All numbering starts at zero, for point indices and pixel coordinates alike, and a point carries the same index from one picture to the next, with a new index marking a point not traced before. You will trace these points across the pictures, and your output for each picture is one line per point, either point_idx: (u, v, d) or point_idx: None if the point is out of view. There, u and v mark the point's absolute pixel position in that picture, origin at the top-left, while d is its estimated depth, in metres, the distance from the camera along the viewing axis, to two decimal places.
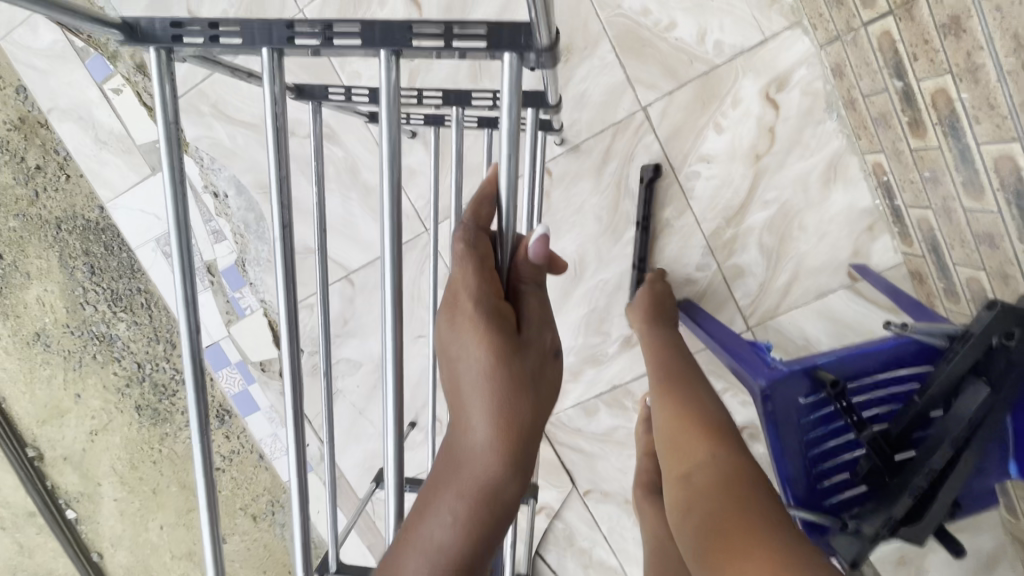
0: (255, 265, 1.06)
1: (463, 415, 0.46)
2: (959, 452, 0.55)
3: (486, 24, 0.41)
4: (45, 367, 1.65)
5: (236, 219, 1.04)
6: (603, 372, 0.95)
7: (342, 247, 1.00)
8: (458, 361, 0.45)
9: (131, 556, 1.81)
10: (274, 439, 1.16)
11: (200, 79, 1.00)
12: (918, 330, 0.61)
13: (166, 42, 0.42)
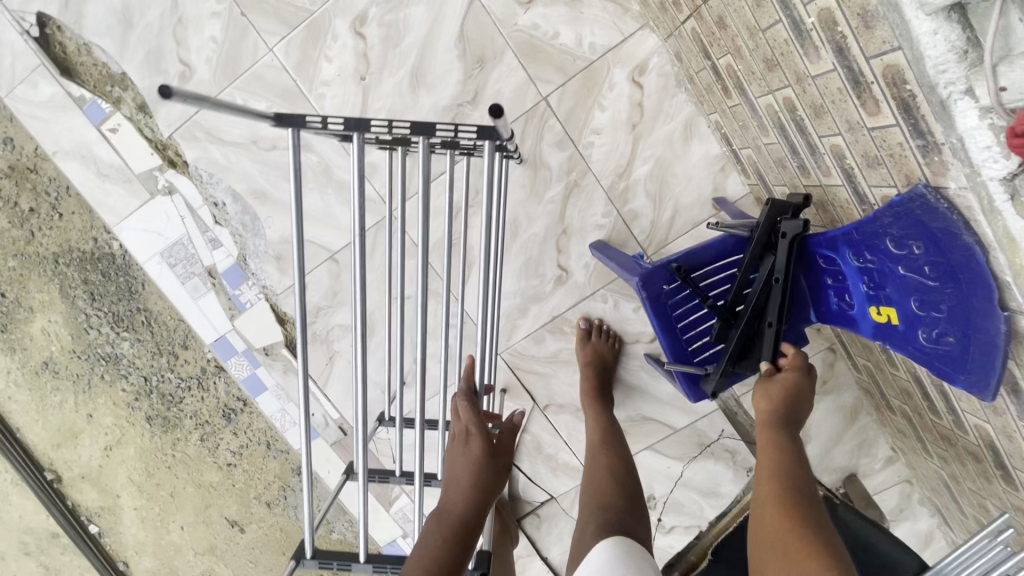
0: (255, 257, 1.25)
1: (451, 492, 0.90)
2: (770, 302, 0.75)
3: (478, 126, 0.70)
4: (55, 393, 1.79)
5: (235, 221, 1.23)
6: (544, 307, 1.16)
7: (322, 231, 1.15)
8: (460, 459, 0.92)
9: (156, 560, 1.96)
10: (283, 413, 1.35)
11: (194, 112, 1.18)
12: (728, 227, 0.80)
13: (299, 125, 0.68)
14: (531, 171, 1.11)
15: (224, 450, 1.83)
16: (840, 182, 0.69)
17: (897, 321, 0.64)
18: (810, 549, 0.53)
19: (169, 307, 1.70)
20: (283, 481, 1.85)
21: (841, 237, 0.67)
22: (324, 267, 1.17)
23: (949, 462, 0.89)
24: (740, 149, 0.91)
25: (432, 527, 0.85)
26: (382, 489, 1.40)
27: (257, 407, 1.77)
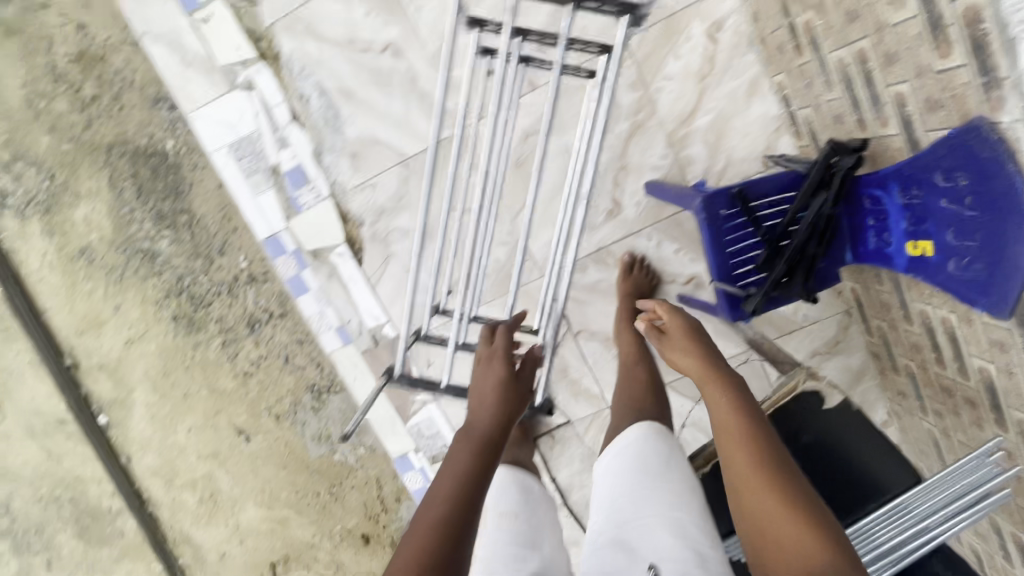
0: (331, 152, 1.31)
1: (477, 418, 0.98)
2: (816, 235, 0.83)
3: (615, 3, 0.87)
4: (87, 281, 1.84)
5: (315, 118, 1.29)
6: (594, 238, 1.26)
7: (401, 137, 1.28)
8: (484, 385, 1.03)
9: (158, 459, 2.02)
10: (320, 316, 1.41)
11: (297, 6, 1.25)
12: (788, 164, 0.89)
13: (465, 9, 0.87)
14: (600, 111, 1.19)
15: (243, 359, 1.89)
16: (894, 131, 0.80)
17: (931, 253, 0.77)
18: (806, 529, 0.72)
19: (213, 211, 1.76)
20: (296, 396, 1.91)
21: (893, 174, 0.79)
22: (396, 169, 1.31)
23: (944, 416, 1.00)
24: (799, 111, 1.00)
25: (466, 443, 0.92)
26: (402, 402, 1.48)
27: (283, 320, 1.84)
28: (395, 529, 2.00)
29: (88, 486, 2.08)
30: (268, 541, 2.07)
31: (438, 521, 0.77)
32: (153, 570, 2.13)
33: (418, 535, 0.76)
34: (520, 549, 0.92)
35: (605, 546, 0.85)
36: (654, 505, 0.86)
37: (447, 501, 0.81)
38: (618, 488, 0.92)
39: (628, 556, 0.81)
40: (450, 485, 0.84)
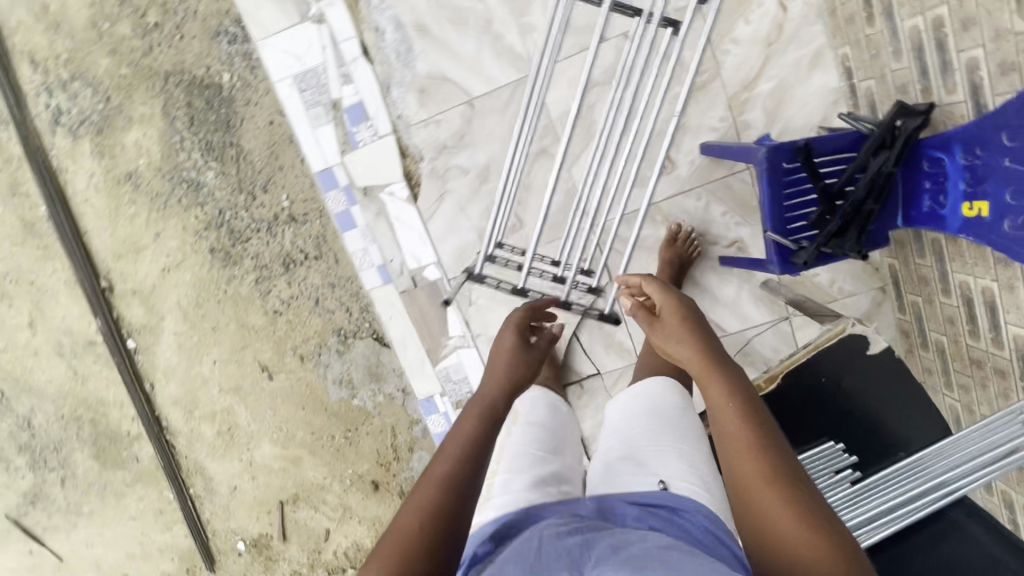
0: (400, 86, 1.34)
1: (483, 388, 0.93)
2: (873, 192, 0.86)
3: None
4: (131, 205, 1.88)
5: (387, 52, 1.33)
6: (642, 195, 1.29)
7: (470, 77, 1.30)
8: (496, 356, 1.01)
9: (181, 388, 2.07)
10: (364, 253, 1.45)
11: None
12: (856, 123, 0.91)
13: None
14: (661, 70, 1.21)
15: (274, 297, 1.92)
16: (962, 99, 0.80)
17: (986, 214, 0.77)
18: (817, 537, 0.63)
19: (260, 148, 1.79)
20: (322, 337, 1.95)
21: (960, 134, 0.79)
22: (460, 109, 1.32)
23: (970, 390, 1.03)
24: (860, 83, 1.03)
25: (472, 408, 0.87)
26: (433, 344, 1.50)
27: (317, 262, 1.88)
28: (405, 478, 2.05)
29: (108, 409, 2.12)
30: (279, 478, 2.12)
31: (443, 480, 0.74)
32: (165, 497, 2.18)
33: (422, 494, 0.72)
34: (543, 450, 0.96)
35: (619, 460, 0.90)
36: (663, 442, 0.90)
37: (455, 459, 0.77)
38: (630, 426, 0.96)
39: (638, 470, 0.86)
40: (455, 445, 0.79)
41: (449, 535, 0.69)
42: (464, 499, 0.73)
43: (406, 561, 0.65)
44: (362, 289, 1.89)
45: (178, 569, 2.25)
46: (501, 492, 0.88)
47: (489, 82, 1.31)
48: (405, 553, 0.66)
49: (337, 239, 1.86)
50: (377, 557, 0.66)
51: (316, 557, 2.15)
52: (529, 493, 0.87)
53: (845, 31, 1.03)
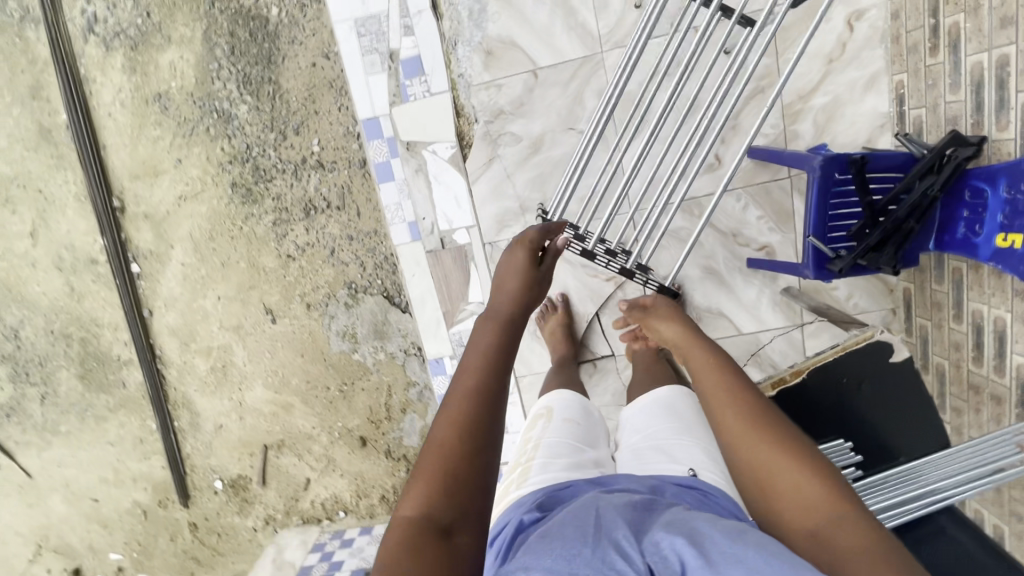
0: (466, 45, 1.34)
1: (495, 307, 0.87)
2: (915, 211, 0.91)
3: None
4: (156, 127, 1.85)
5: (459, 9, 1.32)
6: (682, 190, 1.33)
7: (537, 47, 1.31)
8: (503, 275, 0.94)
9: (180, 319, 2.04)
10: (397, 208, 1.46)
11: None
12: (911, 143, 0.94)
13: None
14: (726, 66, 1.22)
15: (290, 241, 1.91)
16: (1011, 136, 0.86)
17: (1018, 245, 0.83)
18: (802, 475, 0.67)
19: (298, 89, 1.78)
20: (332, 289, 1.94)
21: (1006, 168, 0.84)
22: (523, 77, 1.32)
23: (962, 414, 1.10)
24: (911, 111, 1.08)
25: (486, 326, 0.81)
26: (451, 306, 1.52)
27: (338, 213, 1.87)
28: (393, 439, 2.05)
29: (101, 331, 2.08)
30: (267, 423, 2.11)
31: (472, 393, 0.71)
32: (147, 427, 2.16)
33: (454, 408, 0.69)
34: (579, 442, 1.00)
35: (648, 448, 0.95)
36: (693, 439, 0.95)
37: (480, 370, 0.74)
38: (653, 423, 1.01)
39: (669, 458, 0.91)
40: (481, 359, 0.75)
41: (487, 444, 0.67)
42: (496, 408, 0.70)
43: (453, 475, 0.64)
44: (379, 245, 1.89)
45: (150, 499, 2.23)
46: (539, 472, 0.91)
47: (555, 54, 1.30)
48: (445, 469, 0.64)
49: (362, 192, 1.85)
50: (418, 480, 0.64)
51: (292, 505, 2.16)
52: (567, 475, 0.90)
53: (904, 59, 1.07)
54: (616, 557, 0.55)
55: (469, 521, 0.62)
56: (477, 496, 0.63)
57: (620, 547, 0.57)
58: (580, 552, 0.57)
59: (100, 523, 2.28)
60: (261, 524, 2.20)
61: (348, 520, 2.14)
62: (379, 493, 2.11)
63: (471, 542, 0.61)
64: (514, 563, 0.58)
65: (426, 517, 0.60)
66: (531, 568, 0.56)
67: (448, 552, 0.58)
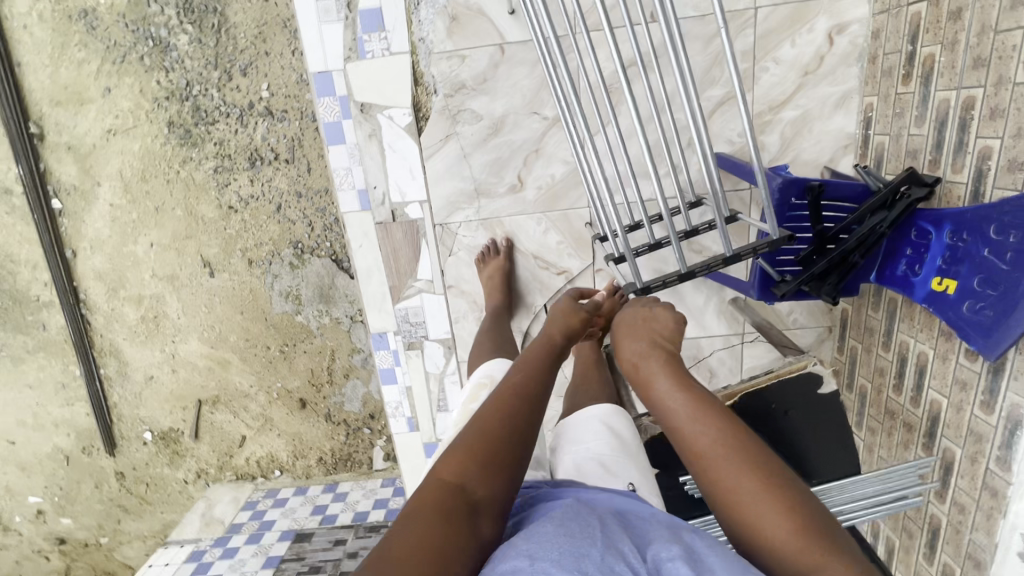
0: (430, 7, 1.22)
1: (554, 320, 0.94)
2: (861, 245, 0.91)
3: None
4: (80, 49, 1.65)
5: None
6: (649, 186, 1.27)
7: (509, 17, 1.20)
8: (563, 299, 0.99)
9: (107, 264, 1.90)
10: (346, 174, 1.37)
11: None
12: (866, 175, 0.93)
13: None
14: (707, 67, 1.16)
15: (232, 192, 1.78)
16: (963, 180, 0.86)
17: (952, 291, 0.84)
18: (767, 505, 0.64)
19: (247, 25, 1.61)
20: (276, 247, 1.83)
21: (953, 215, 0.84)
22: (490, 50, 1.23)
23: (876, 434, 1.16)
24: (875, 135, 1.06)
25: (542, 342, 0.88)
26: (397, 282, 1.46)
27: (287, 166, 1.75)
28: (334, 403, 2.02)
29: (17, 269, 1.91)
30: (201, 377, 2.03)
31: (513, 391, 0.78)
32: (70, 372, 2.04)
33: (499, 402, 0.76)
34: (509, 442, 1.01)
35: (587, 460, 0.90)
36: (633, 457, 0.93)
37: (528, 373, 0.81)
38: (591, 435, 0.95)
39: (610, 472, 0.88)
40: (537, 361, 0.84)
41: (517, 443, 0.72)
42: (534, 410, 0.76)
43: (490, 457, 0.70)
44: (330, 205, 1.79)
45: (73, 446, 2.14)
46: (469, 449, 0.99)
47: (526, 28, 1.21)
48: (482, 448, 0.70)
49: (314, 147, 1.73)
50: (457, 453, 0.70)
51: (226, 460, 2.12)
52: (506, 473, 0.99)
53: (877, 82, 1.05)
54: (623, 567, 0.54)
55: (490, 508, 0.66)
56: (501, 485, 0.69)
57: (626, 559, 0.55)
58: (588, 556, 0.55)
59: (19, 465, 2.18)
60: (193, 477, 2.15)
61: (283, 479, 2.12)
62: (317, 455, 2.09)
63: (491, 527, 0.65)
64: (517, 547, 0.57)
65: (459, 486, 0.67)
66: (537, 558, 0.54)
67: (469, 530, 0.63)
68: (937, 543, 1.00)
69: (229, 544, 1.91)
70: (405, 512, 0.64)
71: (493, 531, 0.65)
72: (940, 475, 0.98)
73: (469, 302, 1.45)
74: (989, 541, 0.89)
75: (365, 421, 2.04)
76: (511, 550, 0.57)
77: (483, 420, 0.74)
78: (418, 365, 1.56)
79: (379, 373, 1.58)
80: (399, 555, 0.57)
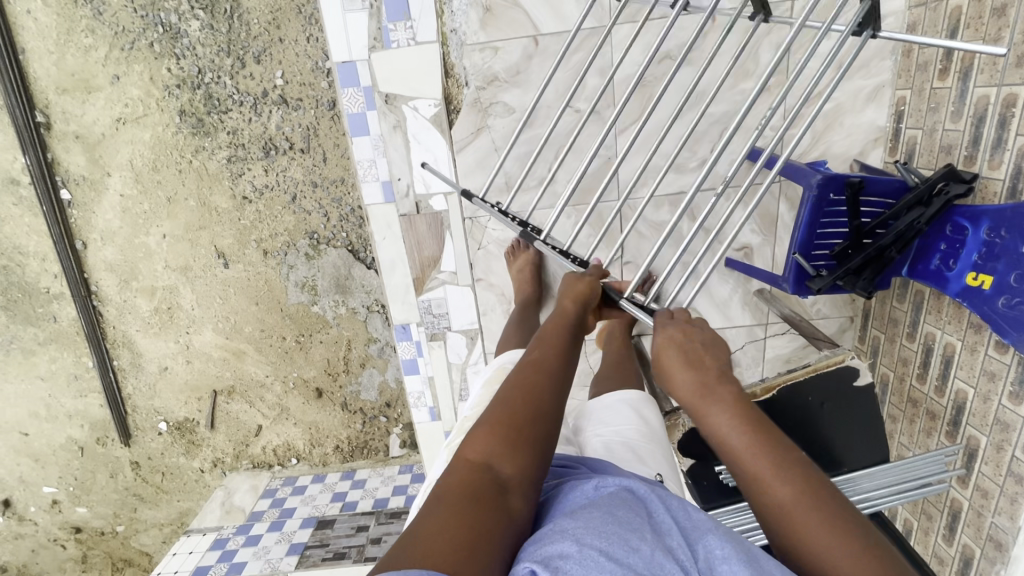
0: None
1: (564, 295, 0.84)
2: (897, 242, 0.92)
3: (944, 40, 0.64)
4: (86, 35, 1.60)
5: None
6: (680, 178, 1.26)
7: (541, 8, 1.19)
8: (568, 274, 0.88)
9: (120, 255, 1.88)
10: (370, 165, 1.35)
11: None
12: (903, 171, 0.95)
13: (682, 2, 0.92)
14: (739, 59, 1.16)
15: (246, 181, 1.75)
16: (1000, 177, 0.87)
17: (987, 287, 0.87)
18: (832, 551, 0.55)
19: (261, 10, 1.58)
20: (292, 237, 1.82)
21: (992, 212, 0.85)
22: (522, 42, 1.22)
23: (897, 421, 1.19)
24: (907, 129, 1.07)
25: (555, 317, 0.80)
26: (421, 274, 1.46)
27: (302, 156, 1.72)
28: (350, 392, 2.03)
29: (26, 261, 1.88)
30: (217, 368, 2.03)
31: (537, 364, 0.72)
32: (82, 364, 2.03)
33: (524, 377, 0.70)
34: None
35: (617, 443, 0.88)
36: (661, 449, 0.90)
37: (551, 349, 0.74)
38: (622, 420, 0.93)
39: (637, 459, 0.84)
40: (556, 335, 0.77)
41: (541, 420, 0.65)
42: (558, 386, 0.69)
43: (516, 431, 0.63)
44: (346, 195, 1.77)
45: (87, 436, 2.14)
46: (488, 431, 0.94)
47: (558, 20, 1.20)
48: (506, 423, 0.64)
49: (330, 136, 1.70)
50: (481, 432, 0.63)
51: (242, 449, 2.14)
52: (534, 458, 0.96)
53: (911, 76, 1.05)
54: (673, 565, 0.47)
55: (523, 485, 0.59)
56: (532, 464, 0.61)
57: (677, 559, 0.48)
58: (639, 550, 0.48)
59: (32, 457, 2.18)
60: (209, 466, 2.16)
61: (300, 466, 2.15)
62: (333, 443, 2.11)
63: (524, 504, 0.58)
64: (561, 530, 0.50)
65: (487, 466, 0.60)
66: (586, 544, 0.47)
67: (503, 511, 0.56)
68: (957, 525, 1.05)
69: (251, 531, 1.94)
70: (431, 497, 0.57)
71: (528, 510, 0.59)
72: (965, 462, 1.01)
73: (497, 295, 1.46)
74: (1012, 524, 0.93)
75: (381, 409, 2.06)
76: (556, 532, 0.50)
77: (506, 398, 0.67)
78: (440, 356, 1.58)
79: (402, 364, 1.59)
80: (424, 544, 0.50)
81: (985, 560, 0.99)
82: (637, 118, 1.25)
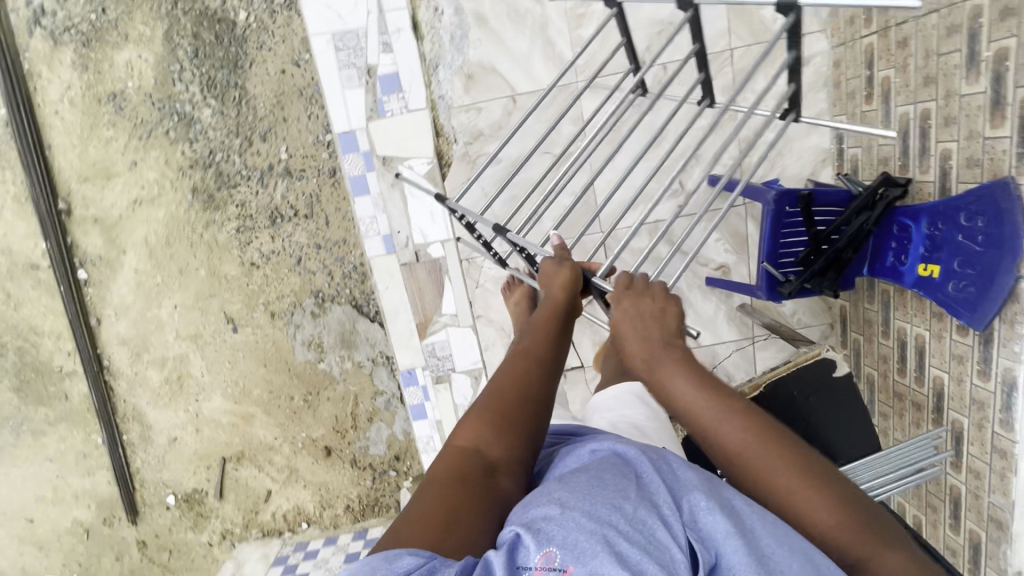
0: (447, 69, 1.37)
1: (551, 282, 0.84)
2: (853, 242, 1.03)
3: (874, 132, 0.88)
4: (109, 129, 1.77)
5: (442, 33, 1.35)
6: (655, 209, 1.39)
7: (519, 74, 1.36)
8: (551, 261, 0.88)
9: (132, 328, 1.95)
10: (372, 221, 1.47)
11: None
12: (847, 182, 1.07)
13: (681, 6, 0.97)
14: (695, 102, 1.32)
15: (253, 249, 1.87)
16: (931, 179, 1.00)
17: (937, 275, 0.97)
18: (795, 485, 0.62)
19: (266, 95, 1.76)
20: (299, 298, 1.91)
21: (927, 209, 0.98)
22: (503, 102, 1.38)
23: (888, 417, 1.25)
24: (849, 149, 1.21)
25: (547, 304, 0.81)
26: (424, 318, 1.54)
27: (306, 221, 1.85)
28: (359, 448, 2.05)
29: (40, 341, 1.95)
30: (225, 434, 2.05)
31: (522, 356, 0.74)
32: (91, 442, 2.04)
33: (512, 368, 0.73)
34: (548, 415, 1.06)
35: (623, 422, 0.94)
36: (663, 429, 0.96)
37: (536, 339, 0.76)
38: (627, 405, 1.00)
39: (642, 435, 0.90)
40: (545, 324, 0.78)
41: (521, 411, 0.68)
42: (540, 376, 0.72)
43: (503, 418, 0.68)
44: (348, 254, 1.88)
45: (93, 517, 2.11)
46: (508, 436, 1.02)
47: (533, 82, 1.37)
48: (494, 414, 0.68)
49: (331, 201, 1.84)
50: (471, 419, 0.68)
51: (251, 518, 2.11)
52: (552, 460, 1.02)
53: (842, 103, 1.21)
54: (655, 522, 0.53)
55: (512, 467, 0.66)
56: (519, 447, 0.67)
57: (661, 514, 0.54)
58: (622, 510, 0.54)
59: (36, 544, 2.13)
60: (217, 538, 2.12)
61: (311, 531, 2.11)
62: (344, 503, 2.09)
63: (514, 485, 0.65)
64: (551, 494, 0.57)
65: (475, 450, 0.66)
66: (568, 507, 0.55)
67: (492, 494, 0.63)
68: (960, 511, 1.08)
69: None
70: (427, 476, 0.65)
71: (518, 485, 0.65)
72: (953, 445, 1.06)
73: (497, 331, 1.54)
74: (1007, 500, 0.97)
75: (390, 463, 2.06)
76: (543, 494, 0.58)
77: (496, 386, 0.71)
78: (447, 398, 1.62)
79: (410, 410, 1.63)
80: (419, 524, 0.58)
81: (991, 543, 1.02)
82: (610, 159, 1.39)
